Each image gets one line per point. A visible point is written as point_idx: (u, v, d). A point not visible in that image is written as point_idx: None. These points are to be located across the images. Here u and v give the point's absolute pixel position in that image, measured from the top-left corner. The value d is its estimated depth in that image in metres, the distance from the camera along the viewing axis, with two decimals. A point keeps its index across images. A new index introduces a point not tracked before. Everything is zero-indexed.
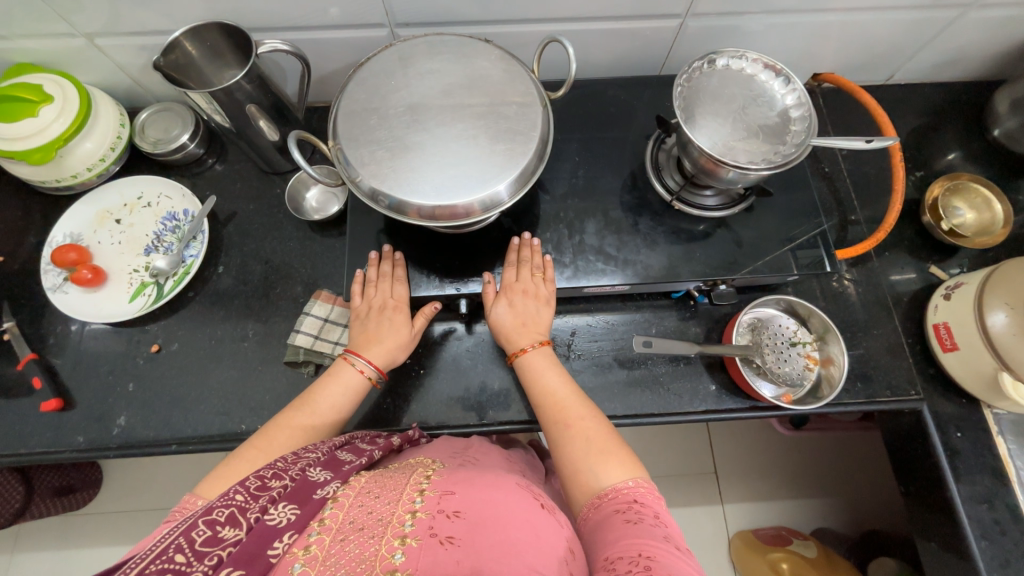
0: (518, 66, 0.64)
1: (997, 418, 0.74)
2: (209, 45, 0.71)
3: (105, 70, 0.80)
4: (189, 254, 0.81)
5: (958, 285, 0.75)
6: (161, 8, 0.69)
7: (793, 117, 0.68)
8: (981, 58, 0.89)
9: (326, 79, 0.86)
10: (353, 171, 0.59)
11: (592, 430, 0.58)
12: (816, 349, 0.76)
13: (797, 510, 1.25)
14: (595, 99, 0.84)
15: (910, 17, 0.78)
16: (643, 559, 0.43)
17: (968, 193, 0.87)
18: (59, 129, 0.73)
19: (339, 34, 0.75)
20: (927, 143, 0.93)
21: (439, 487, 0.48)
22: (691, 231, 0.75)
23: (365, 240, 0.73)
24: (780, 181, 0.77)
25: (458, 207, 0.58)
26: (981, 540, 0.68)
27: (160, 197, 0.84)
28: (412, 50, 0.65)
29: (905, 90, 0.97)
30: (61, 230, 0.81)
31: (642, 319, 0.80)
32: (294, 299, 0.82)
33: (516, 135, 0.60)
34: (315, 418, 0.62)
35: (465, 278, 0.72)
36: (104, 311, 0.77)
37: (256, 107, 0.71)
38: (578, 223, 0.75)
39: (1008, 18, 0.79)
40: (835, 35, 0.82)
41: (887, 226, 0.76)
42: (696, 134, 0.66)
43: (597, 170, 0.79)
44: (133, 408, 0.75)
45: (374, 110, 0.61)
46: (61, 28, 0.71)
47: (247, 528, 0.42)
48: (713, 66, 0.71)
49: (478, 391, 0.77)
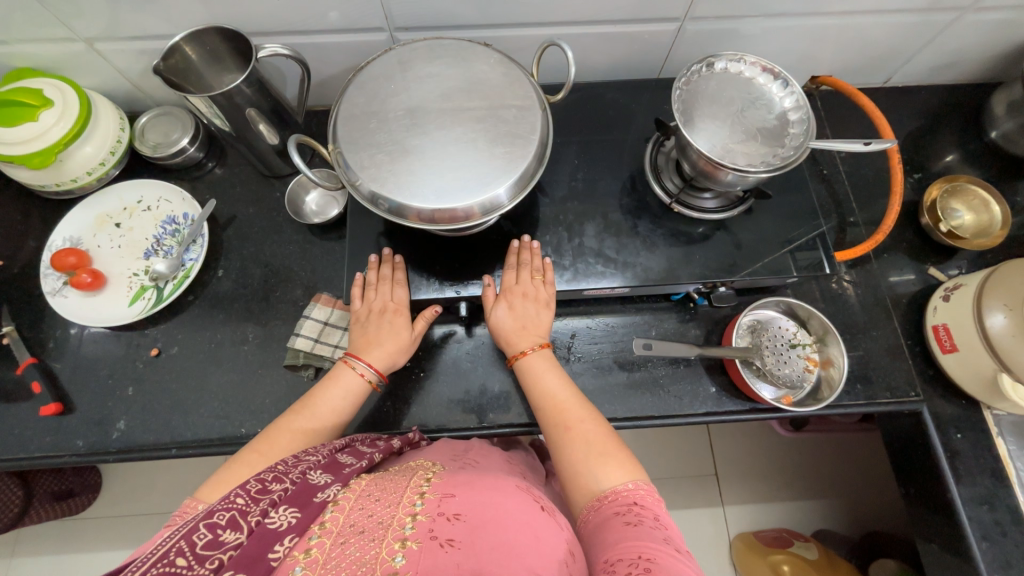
0: (517, 70, 0.64)
1: (996, 420, 0.74)
2: (209, 49, 0.71)
3: (105, 74, 0.80)
4: (188, 258, 0.81)
5: (957, 287, 0.75)
6: (161, 12, 0.69)
7: (791, 120, 0.68)
8: (978, 61, 0.90)
9: (325, 83, 0.86)
10: (353, 174, 0.59)
11: (592, 432, 0.58)
12: (816, 350, 0.76)
13: (798, 512, 1.25)
14: (594, 102, 0.85)
15: (907, 21, 0.79)
16: (642, 561, 0.43)
17: (967, 195, 0.87)
18: (59, 133, 0.73)
19: (338, 38, 0.75)
20: (925, 146, 0.93)
21: (439, 490, 0.48)
22: (690, 234, 0.75)
23: (365, 243, 0.73)
24: (778, 183, 0.78)
25: (458, 210, 0.58)
26: (982, 541, 0.68)
27: (160, 201, 0.84)
28: (411, 54, 0.65)
29: (902, 93, 0.97)
30: (60, 234, 0.81)
31: (641, 322, 0.80)
32: (294, 303, 0.82)
33: (515, 138, 0.60)
34: (315, 422, 0.61)
35: (465, 281, 0.72)
36: (103, 315, 0.77)
37: (256, 111, 0.71)
38: (577, 226, 0.75)
39: (1004, 20, 0.80)
40: (833, 39, 0.83)
41: (885, 228, 0.77)
42: (695, 136, 0.66)
43: (596, 173, 0.79)
44: (132, 412, 0.74)
45: (374, 114, 0.61)
46: (61, 32, 0.71)
47: (248, 531, 0.42)
48: (711, 69, 0.72)
49: (478, 393, 0.77)
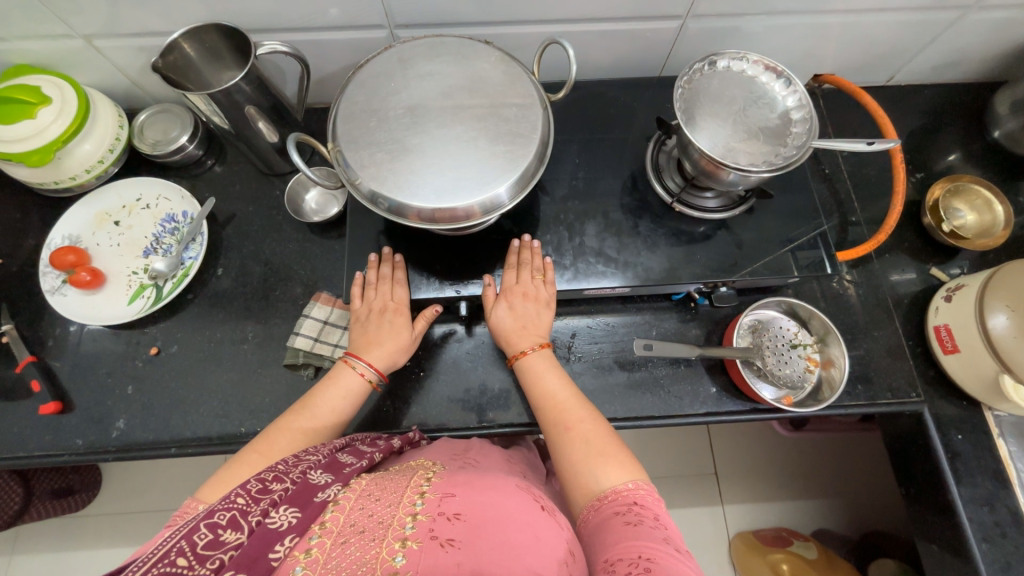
0: (518, 68, 0.64)
1: (997, 421, 0.74)
2: (207, 47, 0.71)
3: (104, 71, 0.80)
4: (187, 256, 0.81)
5: (959, 287, 0.75)
6: (159, 8, 0.68)
7: (793, 119, 0.68)
8: (982, 59, 0.89)
9: (325, 81, 0.85)
10: (353, 173, 0.59)
11: (592, 432, 0.58)
12: (817, 350, 0.76)
13: (797, 511, 1.25)
14: (595, 101, 0.84)
15: (911, 19, 0.78)
16: (642, 561, 0.43)
17: (969, 195, 0.87)
18: (58, 131, 0.73)
19: (338, 35, 0.75)
20: (927, 145, 0.93)
21: (439, 489, 0.48)
22: (692, 233, 0.75)
23: (365, 242, 0.73)
24: (780, 182, 0.77)
25: (458, 208, 0.57)
26: (983, 542, 0.68)
27: (159, 199, 0.84)
28: (411, 52, 0.64)
29: (905, 92, 0.97)
30: (59, 232, 0.81)
31: (642, 321, 0.80)
32: (293, 301, 0.82)
33: (516, 137, 0.60)
34: (315, 421, 0.61)
35: (465, 280, 0.72)
36: (103, 313, 0.77)
37: (255, 109, 0.71)
38: (578, 225, 0.75)
39: (1010, 19, 0.79)
40: (836, 37, 0.82)
41: (888, 228, 0.76)
42: (697, 135, 0.66)
43: (597, 172, 0.79)
44: (132, 411, 0.74)
45: (373, 112, 0.61)
46: (59, 29, 0.71)
47: (248, 531, 0.42)
48: (714, 67, 0.71)
49: (478, 393, 0.76)
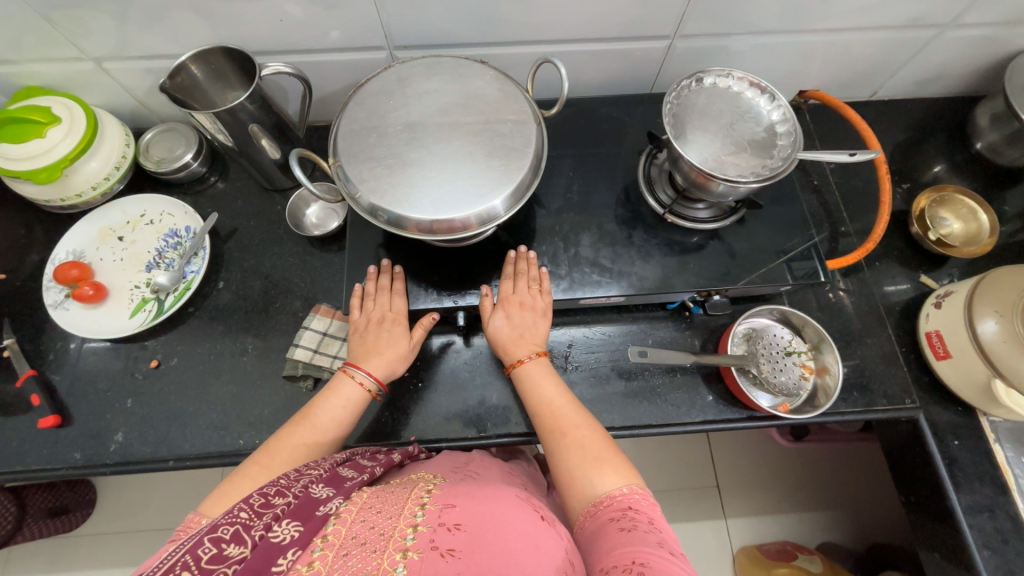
0: (513, 86, 0.66)
1: (993, 426, 0.74)
2: (213, 68, 0.73)
3: (112, 92, 0.82)
4: (189, 270, 0.82)
5: (948, 294, 0.76)
6: (167, 32, 0.71)
7: (778, 132, 0.70)
8: (962, 74, 0.92)
9: (326, 100, 0.88)
10: (353, 186, 0.60)
11: (588, 439, 0.58)
12: (811, 358, 0.77)
13: (801, 525, 1.23)
14: (589, 117, 0.87)
15: (891, 36, 0.81)
16: (635, 566, 0.43)
17: (954, 204, 0.89)
18: (65, 149, 0.75)
19: (340, 56, 0.78)
20: (912, 157, 0.95)
21: (439, 501, 0.48)
22: (685, 243, 0.76)
23: (364, 255, 0.74)
24: (770, 194, 0.79)
25: (456, 220, 0.59)
26: (984, 550, 0.68)
27: (162, 215, 0.86)
28: (410, 71, 0.67)
29: (888, 106, 1.00)
30: (64, 248, 0.82)
31: (638, 330, 0.81)
32: (293, 314, 0.83)
33: (511, 151, 0.62)
34: (316, 435, 0.62)
35: (464, 290, 0.73)
36: (105, 326, 0.78)
37: (258, 126, 0.73)
38: (573, 236, 0.77)
39: (986, 37, 0.82)
40: (819, 54, 0.85)
41: (876, 237, 0.78)
42: (687, 149, 0.68)
43: (592, 185, 0.81)
44: (131, 425, 0.75)
45: (373, 129, 0.63)
46: (71, 52, 0.73)
47: (251, 546, 0.42)
48: (700, 84, 0.74)
49: (477, 405, 0.77)
